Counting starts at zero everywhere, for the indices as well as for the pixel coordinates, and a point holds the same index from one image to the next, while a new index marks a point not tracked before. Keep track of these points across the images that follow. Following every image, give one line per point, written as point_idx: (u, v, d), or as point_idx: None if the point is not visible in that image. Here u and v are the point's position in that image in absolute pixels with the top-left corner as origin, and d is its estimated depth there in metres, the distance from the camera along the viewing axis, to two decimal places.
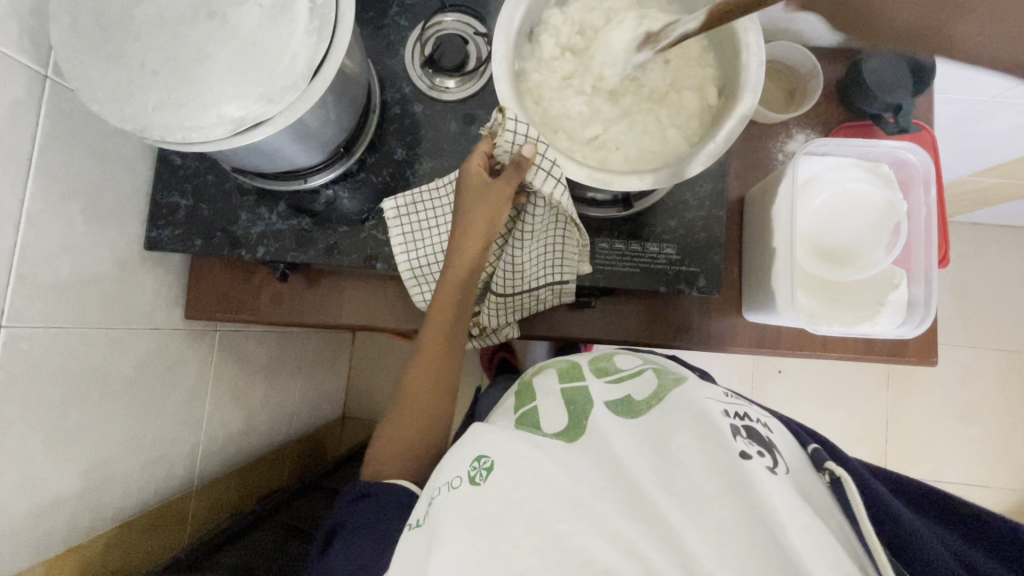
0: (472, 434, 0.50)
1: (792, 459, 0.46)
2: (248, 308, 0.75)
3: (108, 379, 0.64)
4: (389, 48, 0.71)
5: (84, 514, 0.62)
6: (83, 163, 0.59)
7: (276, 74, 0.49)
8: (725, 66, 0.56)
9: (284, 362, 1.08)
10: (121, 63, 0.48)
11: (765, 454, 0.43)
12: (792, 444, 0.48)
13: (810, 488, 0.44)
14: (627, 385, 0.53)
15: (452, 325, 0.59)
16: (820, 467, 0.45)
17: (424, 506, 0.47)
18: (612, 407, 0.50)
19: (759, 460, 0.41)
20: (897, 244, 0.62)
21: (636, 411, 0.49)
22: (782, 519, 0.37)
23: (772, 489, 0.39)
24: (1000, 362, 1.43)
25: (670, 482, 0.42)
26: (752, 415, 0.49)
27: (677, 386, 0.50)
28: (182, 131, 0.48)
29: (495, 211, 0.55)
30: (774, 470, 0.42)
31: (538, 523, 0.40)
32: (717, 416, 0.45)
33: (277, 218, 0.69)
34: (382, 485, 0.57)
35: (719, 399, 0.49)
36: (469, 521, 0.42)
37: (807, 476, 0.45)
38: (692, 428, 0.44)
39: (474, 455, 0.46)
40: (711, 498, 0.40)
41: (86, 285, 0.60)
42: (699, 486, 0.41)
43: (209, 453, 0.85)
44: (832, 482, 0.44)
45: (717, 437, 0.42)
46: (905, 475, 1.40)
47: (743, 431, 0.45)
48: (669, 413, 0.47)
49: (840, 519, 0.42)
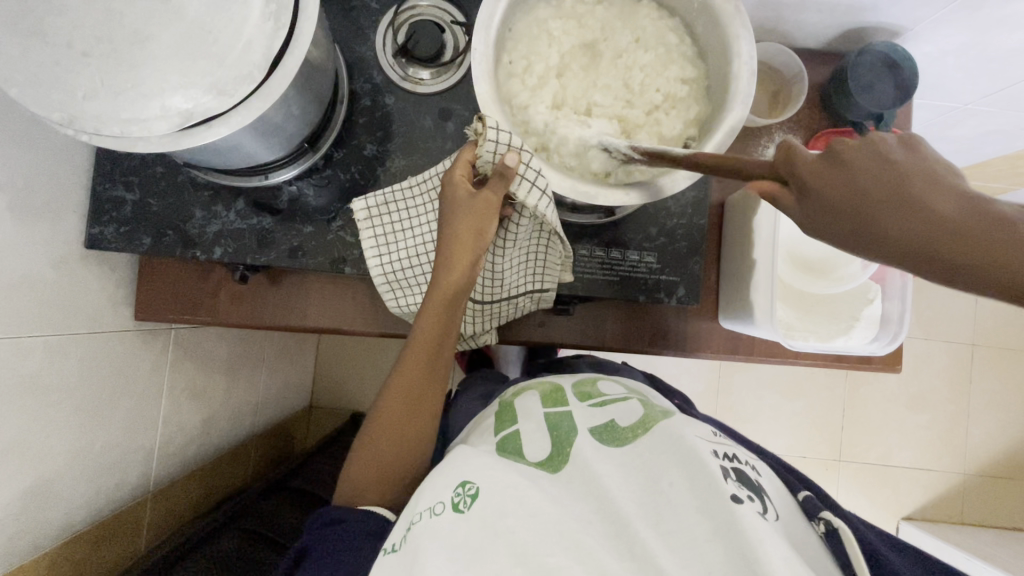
0: (457, 458, 0.48)
1: (784, 508, 0.47)
2: (204, 309, 0.70)
3: (47, 390, 0.59)
4: (357, 32, 0.66)
5: (26, 534, 0.58)
6: (8, 153, 0.52)
7: (228, 63, 0.44)
8: (715, 72, 0.54)
9: (247, 356, 1.03)
10: (41, 43, 0.42)
11: (754, 498, 0.43)
12: (779, 487, 0.50)
13: (803, 538, 0.45)
14: (610, 411, 0.52)
15: (430, 340, 0.55)
16: (813, 518, 0.47)
17: (401, 529, 0.46)
18: (596, 434, 0.49)
19: (749, 504, 0.41)
20: (875, 259, 0.61)
21: (622, 438, 0.49)
22: (773, 566, 0.36)
23: (763, 533, 0.38)
24: (950, 354, 1.50)
25: (658, 520, 0.41)
26: (741, 458, 0.49)
27: (664, 419, 0.49)
28: (119, 124, 0.43)
29: (474, 224, 0.51)
30: (763, 514, 0.42)
31: (524, 557, 0.39)
32: (707, 454, 0.45)
33: (235, 216, 0.64)
34: (348, 511, 0.55)
35: (707, 438, 0.49)
36: (452, 548, 0.40)
37: (799, 527, 0.46)
38: (681, 468, 0.44)
39: (455, 479, 0.46)
40: (701, 540, 0.39)
41: (19, 289, 0.54)
42: (690, 528, 0.40)
43: (164, 457, 0.81)
44: (827, 532, 0.45)
45: (707, 477, 0.42)
46: (857, 462, 1.47)
47: (733, 473, 0.45)
48: (658, 445, 0.46)
49: (828, 568, 0.44)
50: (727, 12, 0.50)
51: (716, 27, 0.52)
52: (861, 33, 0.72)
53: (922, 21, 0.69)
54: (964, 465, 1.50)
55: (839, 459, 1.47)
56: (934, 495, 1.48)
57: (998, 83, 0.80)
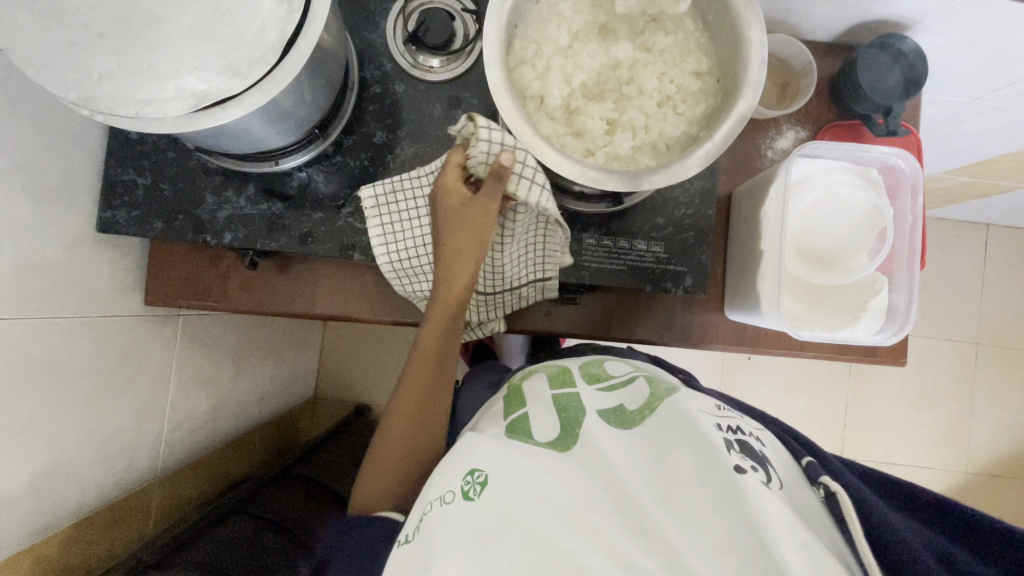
0: (464, 446, 0.49)
1: (789, 475, 0.47)
2: (213, 295, 0.71)
3: (59, 371, 0.59)
4: (368, 19, 0.66)
5: (37, 513, 0.59)
6: (23, 135, 0.53)
7: (242, 45, 0.44)
8: (725, 60, 0.54)
9: (254, 345, 1.04)
10: (59, 23, 0.42)
11: (757, 468, 0.43)
12: (783, 455, 0.50)
13: (809, 503, 0.45)
14: (619, 394, 0.52)
15: (437, 340, 0.57)
16: (814, 483, 0.48)
17: (414, 519, 0.47)
18: (606, 416, 0.50)
19: (753, 474, 0.41)
20: (882, 250, 0.63)
21: (629, 421, 0.49)
22: (776, 537, 0.37)
23: (765, 503, 0.39)
24: (954, 352, 1.50)
25: (665, 495, 0.42)
26: (744, 429, 0.49)
27: (671, 395, 0.50)
28: (134, 105, 0.43)
29: (478, 223, 0.52)
30: (767, 484, 0.42)
31: (528, 538, 0.39)
32: (710, 428, 0.45)
33: (246, 202, 0.64)
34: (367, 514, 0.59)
35: (712, 412, 0.49)
36: (465, 535, 0.41)
37: (804, 493, 0.46)
38: (685, 442, 0.44)
39: (463, 468, 0.46)
40: (708, 513, 0.39)
41: (32, 270, 0.55)
42: (697, 502, 0.40)
43: (172, 442, 0.82)
44: (828, 496, 0.46)
45: (711, 450, 0.42)
46: (860, 459, 1.47)
47: (736, 444, 0.45)
48: (664, 423, 0.47)
49: (834, 531, 0.44)
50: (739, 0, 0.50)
51: (727, 16, 0.52)
52: (872, 25, 0.72)
53: (932, 14, 0.69)
54: (968, 463, 1.49)
55: (842, 456, 1.47)
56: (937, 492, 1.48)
57: (1007, 78, 0.80)
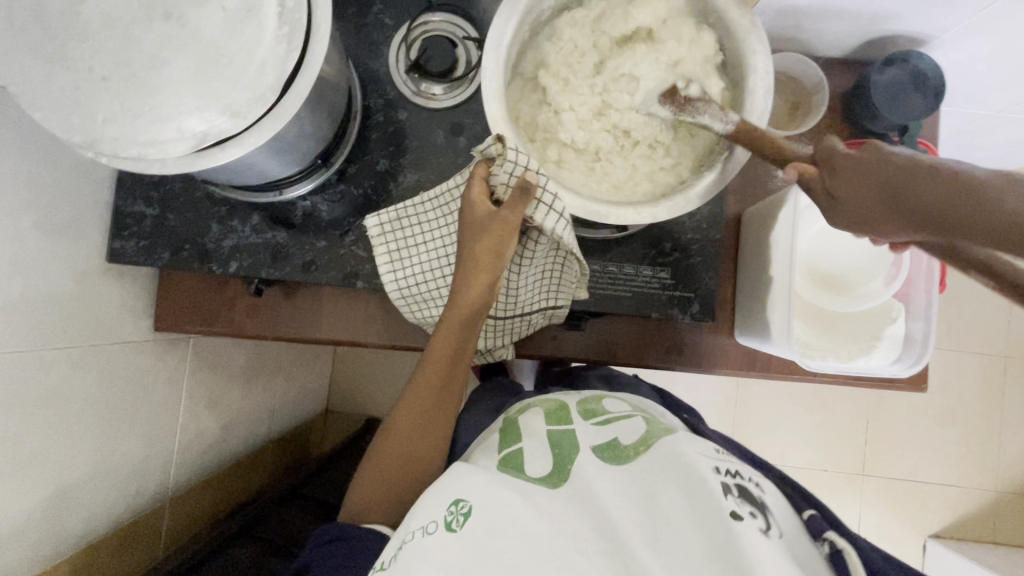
0: (451, 475, 0.47)
1: (789, 524, 0.45)
2: (220, 320, 0.72)
3: (69, 400, 0.60)
4: (371, 48, 0.66)
5: (46, 541, 0.59)
6: (36, 172, 0.54)
7: (241, 85, 0.45)
8: (731, 88, 0.53)
9: (264, 363, 1.05)
10: (63, 68, 0.43)
11: (757, 515, 0.41)
12: (783, 502, 0.47)
13: (809, 556, 0.43)
14: (613, 428, 0.51)
15: (446, 361, 0.55)
16: (817, 538, 0.45)
17: (393, 546, 0.45)
18: (599, 453, 0.48)
19: (751, 522, 0.39)
20: (899, 275, 0.60)
21: (624, 456, 0.48)
22: None
23: (763, 554, 0.36)
24: (980, 367, 1.44)
25: (656, 540, 0.40)
26: (745, 473, 0.46)
27: (667, 434, 0.49)
28: (136, 146, 0.44)
29: (492, 245, 0.50)
30: (766, 533, 0.39)
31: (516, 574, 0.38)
32: (707, 471, 0.43)
33: (251, 230, 0.65)
34: (352, 530, 0.56)
35: (711, 453, 0.47)
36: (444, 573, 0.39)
37: (806, 548, 0.44)
38: (679, 485, 0.42)
39: (448, 497, 0.45)
40: (700, 564, 0.37)
41: (43, 302, 0.56)
42: (688, 550, 0.38)
43: (182, 463, 0.82)
44: (831, 551, 0.43)
45: (706, 494, 0.40)
46: (881, 476, 1.43)
47: (735, 488, 0.43)
48: (657, 465, 0.45)
49: None
50: (743, 26, 0.49)
51: (733, 44, 0.51)
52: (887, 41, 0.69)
53: (951, 28, 0.66)
54: (996, 482, 1.44)
55: (862, 474, 1.43)
56: (963, 512, 1.42)
57: None
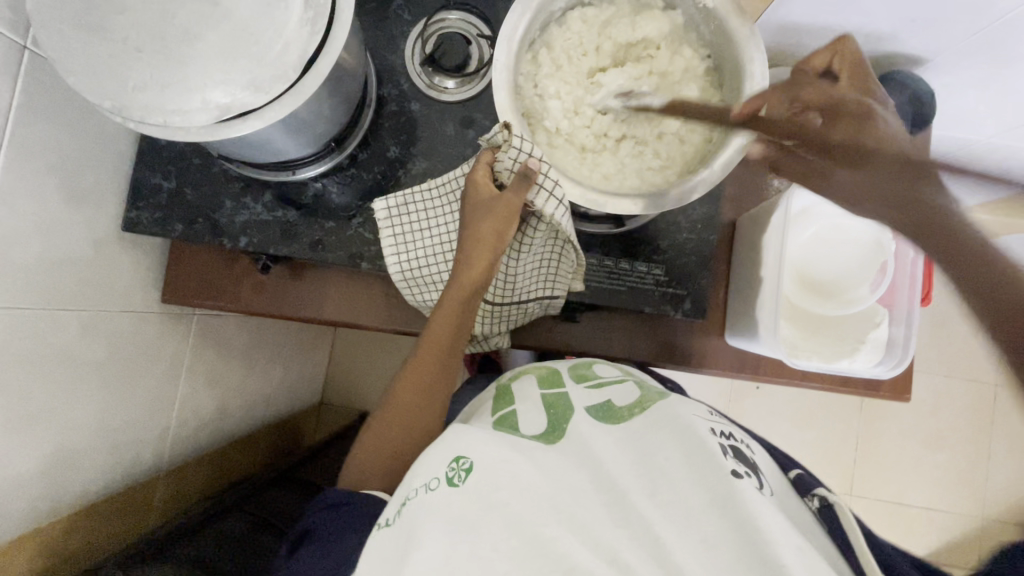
0: (450, 434, 0.50)
1: (776, 483, 0.47)
2: (227, 295, 0.74)
3: (77, 361, 0.62)
4: (388, 41, 0.69)
5: (44, 497, 0.61)
6: (62, 138, 0.57)
7: (267, 62, 0.47)
8: (727, 94, 0.56)
9: (264, 347, 1.07)
10: (100, 37, 0.46)
11: (751, 474, 0.43)
12: (771, 465, 0.50)
13: (797, 513, 0.45)
14: (609, 391, 0.53)
15: (445, 339, 0.58)
16: (807, 495, 0.47)
17: (396, 505, 0.47)
18: (594, 412, 0.50)
19: (748, 479, 0.41)
20: (883, 282, 0.62)
21: (618, 416, 0.50)
22: (774, 540, 0.36)
23: (760, 506, 0.38)
24: (970, 392, 1.46)
25: (655, 492, 0.41)
26: (737, 437, 0.49)
27: (661, 399, 0.51)
28: (163, 113, 0.46)
29: (494, 227, 0.53)
30: (760, 490, 0.42)
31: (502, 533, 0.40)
32: (705, 432, 0.45)
33: (263, 208, 0.68)
34: (348, 494, 0.57)
35: (706, 417, 0.49)
36: (443, 525, 0.41)
37: (794, 504, 0.46)
38: (680, 442, 0.44)
39: (449, 454, 0.47)
40: (698, 512, 0.39)
41: (59, 263, 0.58)
42: (687, 500, 0.40)
43: (178, 437, 0.84)
44: (821, 506, 0.46)
45: (706, 452, 0.42)
46: (868, 497, 1.43)
47: (731, 450, 0.45)
48: (654, 424, 0.47)
49: (828, 544, 0.42)
50: (741, 34, 0.52)
51: (731, 50, 0.54)
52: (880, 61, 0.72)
53: (941, 52, 0.69)
54: (983, 508, 1.44)
55: (850, 493, 1.43)
56: (949, 537, 1.43)
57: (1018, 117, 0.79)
